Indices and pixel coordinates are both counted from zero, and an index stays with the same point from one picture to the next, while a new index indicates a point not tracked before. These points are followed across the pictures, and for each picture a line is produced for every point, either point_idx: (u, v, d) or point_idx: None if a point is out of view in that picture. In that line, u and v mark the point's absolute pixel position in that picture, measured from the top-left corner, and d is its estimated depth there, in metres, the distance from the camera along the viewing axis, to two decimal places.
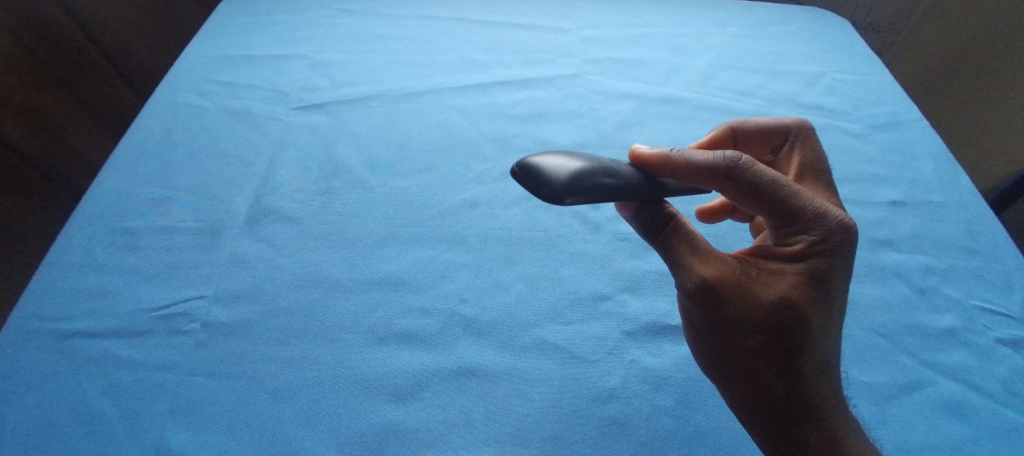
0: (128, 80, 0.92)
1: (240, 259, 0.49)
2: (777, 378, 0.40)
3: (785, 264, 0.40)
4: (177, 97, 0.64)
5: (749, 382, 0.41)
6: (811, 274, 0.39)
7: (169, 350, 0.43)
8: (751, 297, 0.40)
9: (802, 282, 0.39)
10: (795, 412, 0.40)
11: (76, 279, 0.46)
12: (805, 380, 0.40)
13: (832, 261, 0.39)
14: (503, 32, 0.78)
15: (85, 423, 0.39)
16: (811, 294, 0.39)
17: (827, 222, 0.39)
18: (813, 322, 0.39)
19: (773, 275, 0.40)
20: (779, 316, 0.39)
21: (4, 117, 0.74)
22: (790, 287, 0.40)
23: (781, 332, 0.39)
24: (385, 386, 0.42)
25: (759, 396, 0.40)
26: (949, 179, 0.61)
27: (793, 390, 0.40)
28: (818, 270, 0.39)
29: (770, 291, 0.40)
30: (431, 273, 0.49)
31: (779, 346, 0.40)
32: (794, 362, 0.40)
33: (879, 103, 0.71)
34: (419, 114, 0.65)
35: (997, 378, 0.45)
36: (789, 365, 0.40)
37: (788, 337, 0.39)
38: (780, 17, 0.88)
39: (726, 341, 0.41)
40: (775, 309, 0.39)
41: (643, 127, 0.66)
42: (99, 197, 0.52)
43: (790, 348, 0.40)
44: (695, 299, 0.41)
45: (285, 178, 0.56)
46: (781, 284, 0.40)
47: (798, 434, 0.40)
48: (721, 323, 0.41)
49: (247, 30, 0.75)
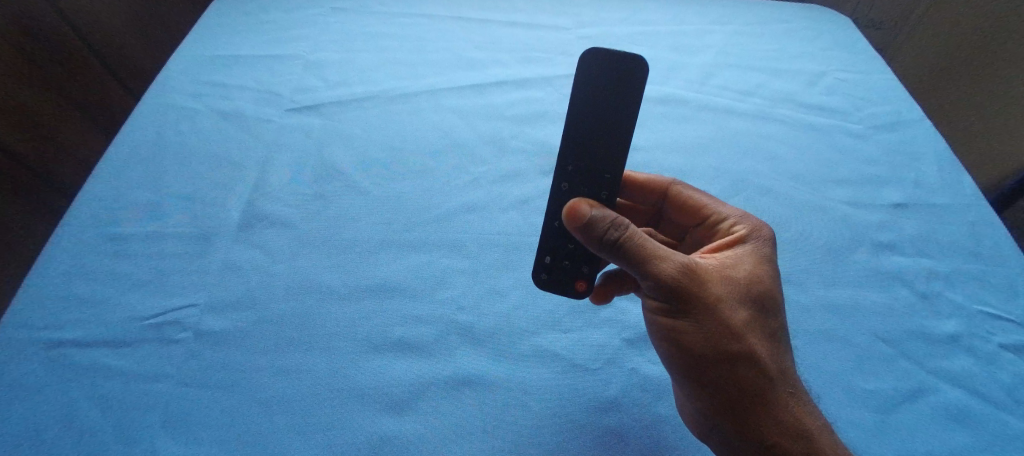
0: (119, 78, 0.90)
1: (234, 266, 0.48)
2: (765, 360, 0.41)
3: (738, 248, 0.45)
4: (168, 99, 0.63)
5: (736, 370, 0.40)
6: (761, 255, 0.45)
7: (162, 360, 0.42)
8: (725, 280, 0.42)
9: (759, 262, 0.44)
10: (788, 388, 0.41)
11: (67, 287, 0.46)
12: (784, 357, 0.41)
13: (772, 243, 0.46)
14: (500, 30, 0.77)
15: (76, 435, 0.38)
16: (769, 270, 0.44)
17: (754, 216, 0.48)
18: (775, 298, 0.43)
19: (734, 259, 0.44)
20: (752, 293, 0.42)
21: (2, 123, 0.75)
22: (751, 267, 0.44)
23: (757, 309, 0.42)
24: (380, 396, 0.41)
25: (748, 380, 0.40)
26: (952, 180, 0.60)
27: (780, 367, 0.41)
28: (767, 250, 0.45)
29: (736, 274, 0.43)
30: (427, 279, 0.49)
31: (758, 324, 0.41)
32: (772, 339, 0.42)
33: (882, 102, 0.70)
34: (414, 115, 0.64)
35: (1001, 384, 0.44)
36: (770, 343, 0.41)
37: (763, 313, 0.42)
38: (782, 14, 0.86)
39: (710, 332, 0.40)
40: (747, 287, 0.42)
41: (642, 129, 0.65)
42: (89, 201, 0.52)
43: (765, 323, 0.42)
44: (679, 289, 0.40)
45: (279, 182, 0.56)
46: (743, 264, 0.44)
47: (793, 412, 0.40)
48: (703, 314, 0.41)
49: (240, 29, 0.74)
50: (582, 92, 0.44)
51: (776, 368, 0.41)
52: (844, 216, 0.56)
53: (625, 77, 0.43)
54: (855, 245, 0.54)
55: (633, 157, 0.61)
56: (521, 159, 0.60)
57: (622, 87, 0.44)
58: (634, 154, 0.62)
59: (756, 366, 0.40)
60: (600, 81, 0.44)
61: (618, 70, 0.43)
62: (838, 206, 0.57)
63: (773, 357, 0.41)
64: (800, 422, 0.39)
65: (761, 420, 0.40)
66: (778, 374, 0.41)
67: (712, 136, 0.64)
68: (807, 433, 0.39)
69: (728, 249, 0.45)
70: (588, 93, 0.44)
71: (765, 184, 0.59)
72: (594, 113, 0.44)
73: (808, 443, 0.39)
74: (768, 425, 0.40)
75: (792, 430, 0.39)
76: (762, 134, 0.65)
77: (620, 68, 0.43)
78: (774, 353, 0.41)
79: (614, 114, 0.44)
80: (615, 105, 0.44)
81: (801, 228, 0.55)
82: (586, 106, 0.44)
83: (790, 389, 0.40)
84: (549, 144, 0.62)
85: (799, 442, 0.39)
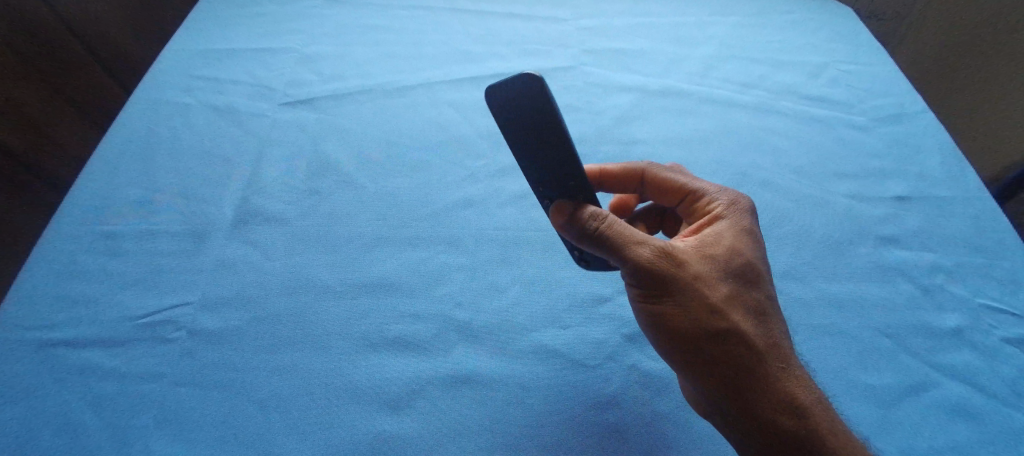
0: (111, 73, 0.89)
1: (229, 263, 0.48)
2: (754, 339, 0.39)
3: (716, 227, 0.44)
4: (159, 94, 0.62)
5: (726, 351, 0.38)
6: (739, 232, 0.43)
7: (156, 359, 0.41)
8: (703, 259, 0.41)
9: (737, 235, 0.43)
10: (782, 365, 0.39)
11: (57, 285, 0.45)
12: (772, 335, 0.40)
13: (749, 216, 0.44)
14: (498, 23, 0.76)
15: (67, 436, 0.38)
16: (748, 244, 0.43)
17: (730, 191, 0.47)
18: (757, 273, 0.42)
19: (712, 237, 0.43)
20: (732, 270, 0.41)
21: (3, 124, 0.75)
22: (730, 241, 0.42)
23: (739, 286, 0.40)
24: (377, 394, 0.41)
25: (739, 362, 0.38)
26: (955, 173, 0.60)
27: (771, 344, 0.39)
28: (743, 224, 0.44)
29: (715, 251, 0.42)
30: (424, 276, 0.48)
31: (743, 301, 0.40)
32: (759, 317, 0.40)
33: (884, 94, 0.69)
34: (410, 110, 0.63)
35: (1003, 378, 0.44)
36: (756, 321, 0.40)
37: (745, 289, 0.40)
38: (784, 5, 0.85)
39: (693, 314, 0.39)
40: (727, 263, 0.41)
41: (643, 122, 0.64)
42: (80, 198, 0.51)
43: (748, 300, 0.40)
44: (657, 271, 0.39)
45: (273, 178, 0.55)
46: (723, 240, 0.42)
47: (790, 395, 0.38)
48: (684, 294, 0.39)
49: (233, 23, 0.73)
50: (511, 129, 0.42)
51: (767, 346, 0.39)
52: (846, 209, 0.56)
53: (526, 99, 0.39)
54: (856, 238, 0.53)
55: (633, 151, 0.60)
56: None
57: (532, 107, 0.40)
58: (634, 147, 0.61)
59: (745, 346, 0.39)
60: (511, 115, 0.41)
61: (521, 95, 0.39)
62: (841, 199, 0.57)
63: (762, 336, 0.39)
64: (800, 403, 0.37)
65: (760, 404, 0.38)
66: (770, 352, 0.39)
67: (713, 129, 0.63)
68: (806, 412, 0.37)
69: (708, 228, 0.44)
70: (514, 124, 0.42)
71: (766, 178, 0.58)
72: (528, 140, 0.42)
73: (811, 425, 0.37)
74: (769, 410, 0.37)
75: (792, 415, 0.37)
76: (763, 126, 0.64)
77: (522, 92, 0.39)
78: (762, 330, 0.39)
79: (547, 136, 0.41)
80: (540, 126, 0.40)
81: (804, 221, 0.54)
82: (521, 139, 0.42)
83: (786, 366, 0.39)
84: None
85: (803, 423, 0.37)
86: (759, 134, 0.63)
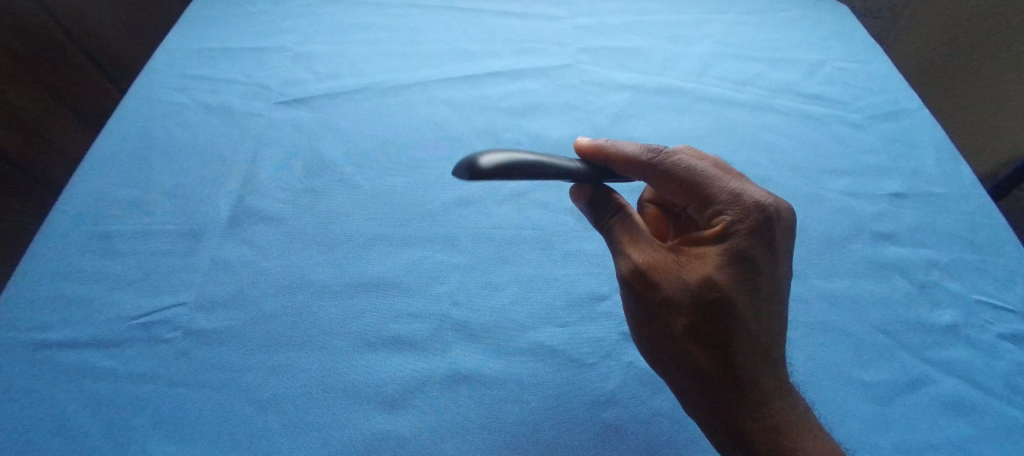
0: (105, 73, 0.89)
1: (224, 263, 0.47)
2: (711, 372, 0.38)
3: (707, 246, 0.39)
4: (154, 94, 0.62)
5: (683, 372, 0.39)
6: (728, 256, 0.38)
7: (152, 359, 0.41)
8: (677, 283, 0.38)
9: (723, 262, 0.38)
10: (728, 407, 0.38)
11: (51, 286, 0.45)
12: (736, 366, 0.38)
13: (750, 239, 0.38)
14: (493, 21, 0.76)
15: (63, 437, 0.37)
16: (733, 273, 0.38)
17: (744, 201, 0.39)
18: (737, 303, 0.38)
19: (697, 258, 0.39)
20: (697, 304, 0.38)
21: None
22: (711, 270, 0.38)
23: (707, 318, 0.38)
24: (373, 394, 0.41)
25: (694, 385, 0.39)
26: (950, 170, 0.60)
27: (726, 382, 0.38)
28: (736, 250, 0.38)
29: (688, 276, 0.38)
30: (421, 275, 0.48)
31: (709, 332, 0.38)
32: (722, 352, 0.38)
33: (880, 92, 0.70)
34: (406, 109, 0.63)
35: (998, 374, 0.44)
36: (719, 356, 0.38)
37: (714, 321, 0.38)
38: (780, 3, 0.85)
39: (655, 332, 0.40)
40: (697, 293, 0.38)
41: (640, 120, 0.64)
42: (75, 198, 0.51)
43: (716, 335, 0.38)
44: (626, 288, 0.40)
45: (269, 177, 0.55)
46: (704, 266, 0.38)
47: (732, 423, 0.38)
48: (646, 313, 0.40)
49: (227, 21, 0.73)
50: None
51: (720, 382, 0.38)
52: (842, 207, 0.56)
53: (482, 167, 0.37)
54: (853, 235, 0.53)
55: None
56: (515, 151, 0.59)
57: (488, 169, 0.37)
58: None
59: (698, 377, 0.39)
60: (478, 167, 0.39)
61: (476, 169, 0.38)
62: (837, 196, 0.57)
63: (720, 372, 0.38)
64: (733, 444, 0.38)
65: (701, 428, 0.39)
66: (722, 384, 0.38)
67: (709, 127, 0.64)
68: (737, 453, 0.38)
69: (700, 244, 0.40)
70: None
71: (763, 175, 0.59)
72: None
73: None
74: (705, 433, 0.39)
75: (728, 439, 0.38)
76: (760, 124, 0.64)
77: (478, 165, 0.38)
78: (720, 363, 0.38)
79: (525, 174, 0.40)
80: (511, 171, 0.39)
81: (800, 219, 0.54)
82: None
83: (733, 404, 0.38)
84: (544, 136, 0.61)
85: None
86: (755, 132, 0.63)
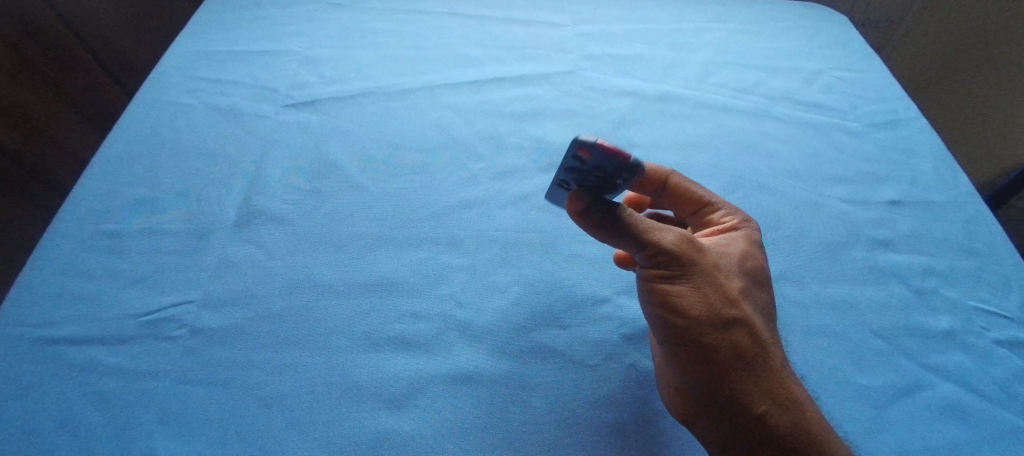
0: (113, 75, 0.90)
1: (231, 263, 0.48)
2: (760, 339, 0.39)
3: (728, 233, 0.45)
4: (162, 95, 0.62)
5: (735, 337, 0.38)
6: (748, 239, 0.45)
7: (158, 357, 0.42)
8: (724, 256, 0.42)
9: (751, 244, 0.45)
10: (783, 388, 0.38)
11: (59, 283, 0.45)
12: (772, 336, 0.41)
13: (755, 229, 0.46)
14: (496, 28, 0.77)
15: (69, 433, 0.38)
16: (759, 252, 0.44)
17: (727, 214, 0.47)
18: (765, 281, 0.43)
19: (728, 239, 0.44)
20: (744, 270, 0.42)
21: (6, 127, 0.75)
22: (744, 247, 0.44)
23: (750, 291, 0.41)
24: (379, 392, 0.41)
25: (743, 350, 0.38)
26: (948, 178, 0.61)
27: (779, 357, 0.39)
28: (750, 238, 0.45)
29: (728, 252, 0.42)
30: (425, 276, 0.48)
31: (753, 297, 0.41)
32: (766, 328, 0.40)
33: (878, 100, 0.71)
34: (411, 112, 0.64)
35: (996, 379, 0.45)
36: (766, 331, 0.40)
37: (755, 287, 0.42)
38: (780, 13, 0.86)
39: (710, 298, 0.39)
40: (737, 265, 0.42)
41: (641, 126, 0.65)
42: (82, 198, 0.51)
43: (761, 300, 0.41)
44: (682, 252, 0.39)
45: (275, 178, 0.55)
46: (736, 244, 0.44)
47: (782, 390, 0.38)
48: (700, 275, 0.39)
49: (234, 26, 0.73)
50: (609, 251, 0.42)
51: (764, 349, 0.39)
52: (840, 213, 0.57)
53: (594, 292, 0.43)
54: (851, 241, 0.54)
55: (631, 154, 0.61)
56: (519, 155, 0.60)
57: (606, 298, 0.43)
58: (632, 151, 0.62)
59: (744, 352, 0.38)
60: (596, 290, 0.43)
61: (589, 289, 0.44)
62: (835, 203, 0.58)
63: (768, 350, 0.39)
64: (788, 430, 0.37)
65: (745, 417, 0.38)
66: (768, 349, 0.39)
67: (710, 134, 0.64)
68: (792, 444, 0.37)
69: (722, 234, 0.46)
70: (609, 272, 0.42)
71: (762, 182, 0.59)
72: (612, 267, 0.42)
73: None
74: (750, 422, 0.38)
75: (784, 407, 0.38)
76: (759, 131, 0.65)
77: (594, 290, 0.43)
78: (765, 327, 0.40)
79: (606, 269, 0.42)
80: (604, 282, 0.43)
81: (799, 224, 0.55)
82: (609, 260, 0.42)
83: (777, 372, 0.39)
84: (548, 140, 0.62)
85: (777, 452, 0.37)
86: (756, 140, 0.64)
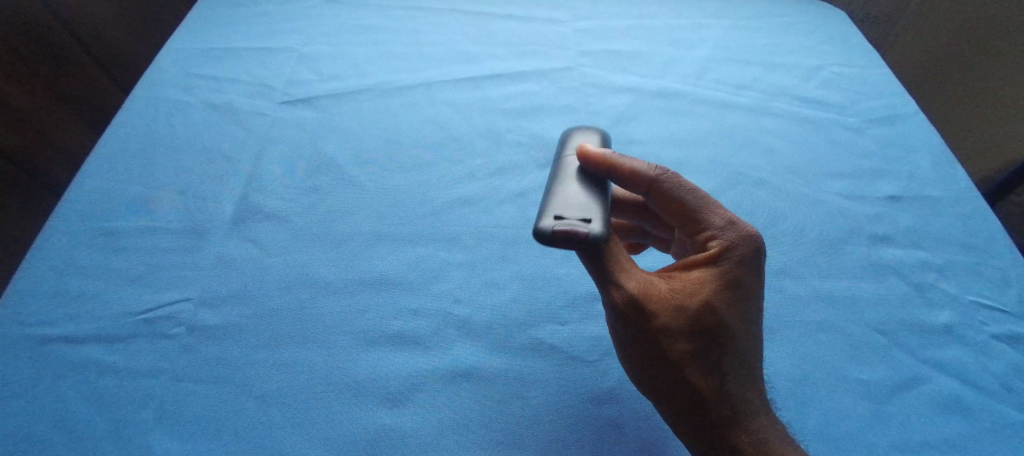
0: (109, 74, 0.89)
1: (229, 260, 0.48)
2: (709, 400, 0.38)
3: (705, 270, 0.40)
4: (158, 93, 0.62)
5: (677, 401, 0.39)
6: (720, 280, 0.39)
7: (156, 355, 0.42)
8: (680, 309, 0.39)
9: (722, 287, 0.39)
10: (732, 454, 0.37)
11: (56, 282, 0.45)
12: (733, 395, 0.38)
13: (742, 265, 0.40)
14: (494, 24, 0.77)
15: (66, 431, 0.38)
16: (729, 297, 0.39)
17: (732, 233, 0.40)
18: (734, 330, 0.39)
19: (698, 283, 0.40)
20: (700, 325, 0.39)
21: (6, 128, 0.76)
22: (712, 293, 0.39)
23: (704, 348, 0.39)
24: (378, 389, 0.41)
25: (689, 411, 0.39)
26: (946, 174, 0.61)
27: (729, 419, 0.38)
28: (728, 274, 0.39)
29: (687, 303, 0.39)
30: (423, 273, 0.48)
31: (706, 356, 0.39)
32: (721, 387, 0.38)
33: (876, 96, 0.71)
34: (408, 109, 0.64)
35: (995, 374, 0.45)
36: (715, 390, 0.38)
37: (713, 344, 0.39)
38: (779, 8, 0.86)
39: (650, 361, 0.39)
40: (692, 320, 0.39)
41: (640, 122, 0.64)
42: (78, 195, 0.51)
43: (720, 357, 0.39)
44: (624, 317, 0.39)
45: (273, 175, 0.55)
46: (704, 290, 0.39)
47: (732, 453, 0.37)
48: (641, 338, 0.39)
49: (231, 23, 0.73)
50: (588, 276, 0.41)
51: (714, 412, 0.38)
52: (839, 208, 0.57)
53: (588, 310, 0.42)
54: (850, 237, 0.54)
55: (630, 150, 0.61)
56: (517, 152, 0.60)
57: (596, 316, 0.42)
58: (630, 148, 0.62)
59: (688, 416, 0.38)
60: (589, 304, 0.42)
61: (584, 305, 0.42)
62: (834, 199, 0.58)
63: (714, 410, 0.38)
64: None
65: None
66: (720, 412, 0.38)
67: (708, 130, 0.64)
68: None
69: (698, 269, 0.40)
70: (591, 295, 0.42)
71: (761, 177, 0.59)
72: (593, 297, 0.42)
73: None
74: None
75: None
76: (758, 127, 0.65)
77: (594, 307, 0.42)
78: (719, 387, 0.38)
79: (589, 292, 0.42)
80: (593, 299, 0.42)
81: (798, 220, 0.55)
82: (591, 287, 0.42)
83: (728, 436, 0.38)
84: (546, 137, 0.62)
85: None
86: (754, 136, 0.64)
